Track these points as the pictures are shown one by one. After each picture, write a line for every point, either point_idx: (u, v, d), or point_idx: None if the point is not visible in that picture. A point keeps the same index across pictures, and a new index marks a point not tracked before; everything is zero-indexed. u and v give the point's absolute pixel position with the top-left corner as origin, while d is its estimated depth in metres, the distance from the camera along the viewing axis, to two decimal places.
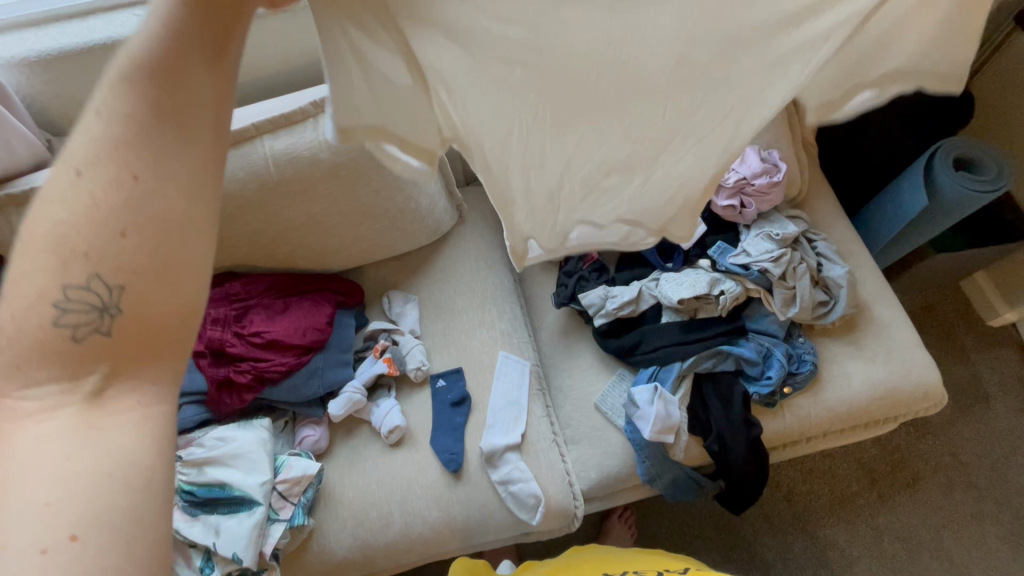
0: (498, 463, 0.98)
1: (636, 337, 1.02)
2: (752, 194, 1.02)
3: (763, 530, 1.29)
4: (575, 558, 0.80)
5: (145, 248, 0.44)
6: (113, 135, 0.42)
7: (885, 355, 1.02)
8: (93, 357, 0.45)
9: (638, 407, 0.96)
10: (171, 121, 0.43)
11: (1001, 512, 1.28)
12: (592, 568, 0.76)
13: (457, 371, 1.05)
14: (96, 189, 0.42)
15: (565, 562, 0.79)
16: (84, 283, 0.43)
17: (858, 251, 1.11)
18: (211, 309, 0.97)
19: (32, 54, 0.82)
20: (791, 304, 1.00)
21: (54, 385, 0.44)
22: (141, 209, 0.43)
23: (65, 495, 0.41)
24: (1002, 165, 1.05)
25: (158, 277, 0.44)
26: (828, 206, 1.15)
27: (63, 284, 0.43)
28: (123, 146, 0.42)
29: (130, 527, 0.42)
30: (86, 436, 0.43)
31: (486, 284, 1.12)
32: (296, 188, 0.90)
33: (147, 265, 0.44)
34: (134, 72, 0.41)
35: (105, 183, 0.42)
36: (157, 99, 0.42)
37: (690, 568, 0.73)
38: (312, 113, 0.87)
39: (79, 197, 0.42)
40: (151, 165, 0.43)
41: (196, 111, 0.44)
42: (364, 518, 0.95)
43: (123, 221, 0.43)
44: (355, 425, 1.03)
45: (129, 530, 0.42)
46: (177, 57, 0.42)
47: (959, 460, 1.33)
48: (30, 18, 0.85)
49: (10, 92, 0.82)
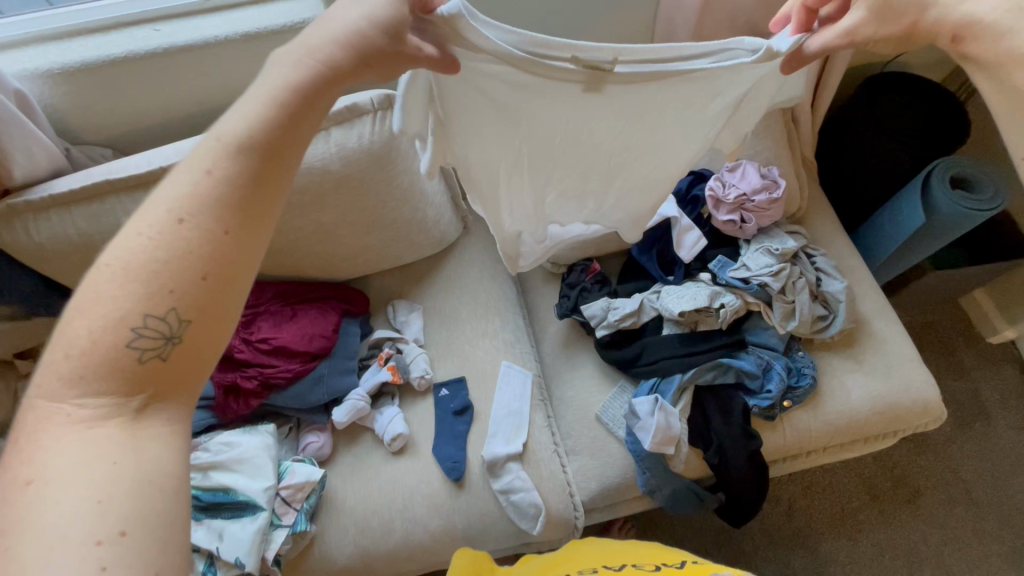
0: (499, 473, 0.98)
1: (636, 348, 1.04)
2: (753, 211, 1.04)
3: (763, 544, 1.29)
4: (574, 550, 0.79)
5: (218, 291, 0.45)
6: (217, 192, 0.45)
7: (884, 369, 1.04)
8: (149, 379, 0.44)
9: (639, 418, 0.97)
10: (264, 185, 0.48)
11: (1002, 530, 1.28)
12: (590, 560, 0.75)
13: (460, 380, 1.06)
14: (193, 237, 0.44)
15: (564, 554, 0.79)
16: (161, 314, 0.43)
17: (857, 266, 1.13)
18: None
19: (54, 66, 0.85)
20: (791, 318, 1.01)
21: (107, 399, 0.43)
22: (227, 256, 0.45)
23: (119, 491, 0.40)
24: (998, 184, 1.07)
25: (216, 313, 0.46)
26: (827, 222, 1.17)
27: (144, 313, 0.43)
28: (222, 203, 0.45)
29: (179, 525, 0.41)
30: (134, 440, 0.42)
31: (490, 295, 1.14)
32: (307, 198, 0.93)
33: (216, 302, 0.45)
34: (239, 143, 0.47)
35: (201, 233, 0.44)
36: (257, 165, 0.47)
37: (690, 562, 0.71)
38: (323, 125, 0.90)
39: (180, 247, 0.44)
40: (242, 221, 0.46)
41: (283, 174, 0.50)
42: (366, 525, 0.96)
43: (208, 265, 0.44)
44: (358, 433, 1.03)
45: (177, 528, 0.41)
46: (278, 135, 0.49)
47: (960, 477, 1.33)
48: (55, 32, 0.88)
49: (33, 102, 0.85)
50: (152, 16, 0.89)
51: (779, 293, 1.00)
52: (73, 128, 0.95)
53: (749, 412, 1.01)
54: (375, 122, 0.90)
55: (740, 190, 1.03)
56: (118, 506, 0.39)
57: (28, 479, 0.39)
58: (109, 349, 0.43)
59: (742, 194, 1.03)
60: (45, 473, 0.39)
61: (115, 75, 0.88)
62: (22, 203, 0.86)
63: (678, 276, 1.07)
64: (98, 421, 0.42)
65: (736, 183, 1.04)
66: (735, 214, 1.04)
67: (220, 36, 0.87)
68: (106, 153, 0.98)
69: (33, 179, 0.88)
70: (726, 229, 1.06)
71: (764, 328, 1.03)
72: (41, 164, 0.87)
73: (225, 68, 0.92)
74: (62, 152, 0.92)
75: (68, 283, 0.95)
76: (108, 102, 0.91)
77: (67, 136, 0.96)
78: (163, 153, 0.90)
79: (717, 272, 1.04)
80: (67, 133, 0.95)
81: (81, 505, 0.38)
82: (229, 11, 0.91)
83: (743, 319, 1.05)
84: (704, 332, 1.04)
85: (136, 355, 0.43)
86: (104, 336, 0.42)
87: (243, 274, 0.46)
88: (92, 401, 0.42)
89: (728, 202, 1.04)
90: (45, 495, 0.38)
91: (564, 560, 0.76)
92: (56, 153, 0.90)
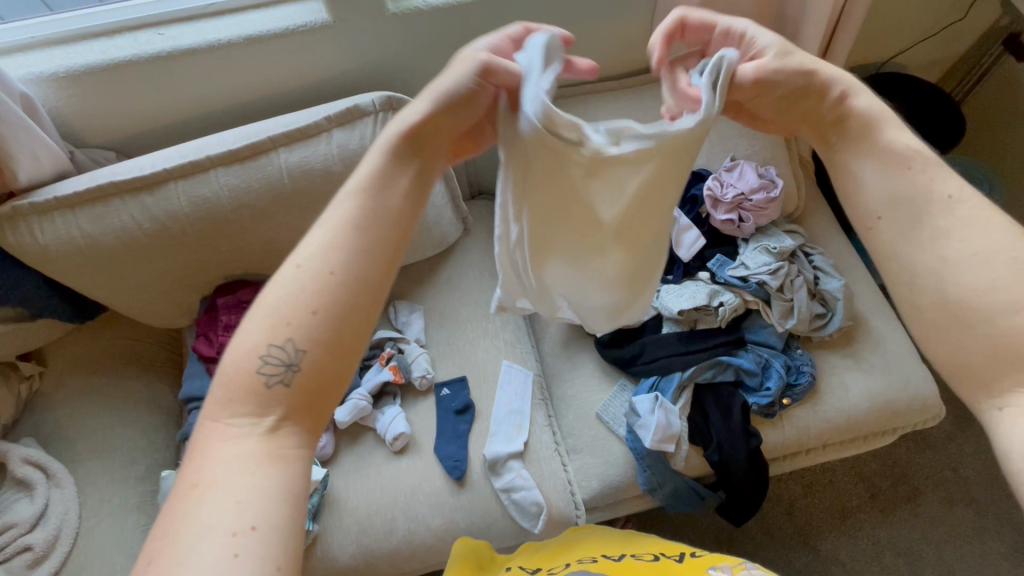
0: (501, 471, 0.99)
1: (636, 347, 1.04)
2: (751, 210, 1.05)
3: (764, 543, 1.29)
4: (573, 538, 0.82)
5: (328, 324, 0.46)
6: (329, 239, 0.48)
7: (882, 367, 1.04)
8: (273, 403, 0.45)
9: (640, 416, 0.98)
10: (375, 228, 0.49)
11: (1002, 528, 1.28)
12: (588, 548, 0.76)
13: (461, 380, 1.07)
14: (310, 278, 0.46)
15: (564, 542, 0.81)
16: (280, 343, 0.44)
17: (854, 265, 1.14)
18: (223, 316, 0.98)
19: (60, 70, 0.86)
20: (789, 316, 1.02)
21: (246, 418, 0.45)
22: (336, 295, 0.46)
23: (252, 497, 0.41)
24: (993, 184, 1.09)
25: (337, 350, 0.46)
26: (824, 221, 1.18)
27: (267, 342, 0.44)
28: (333, 247, 0.47)
29: (294, 534, 0.42)
30: (270, 458, 0.43)
31: (491, 295, 1.15)
32: (309, 199, 0.94)
33: (325, 337, 0.45)
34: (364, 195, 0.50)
35: (313, 275, 0.46)
36: (368, 210, 0.49)
37: (687, 552, 0.72)
38: (326, 127, 0.91)
39: (305, 289, 0.46)
40: (346, 262, 0.47)
41: (397, 217, 0.50)
42: (368, 525, 0.96)
43: (317, 301, 0.46)
44: (360, 432, 1.04)
45: (292, 538, 0.41)
46: (390, 182, 0.51)
47: (960, 475, 1.34)
48: (60, 36, 0.89)
49: (38, 105, 0.86)
50: (157, 20, 0.90)
51: (777, 291, 1.01)
52: (78, 132, 0.96)
53: (749, 410, 1.01)
54: (376, 124, 0.91)
55: (738, 189, 1.04)
56: (262, 511, 0.41)
57: (193, 483, 0.42)
58: (246, 372, 0.45)
59: (740, 194, 1.04)
60: (201, 479, 0.42)
61: (120, 79, 0.89)
62: (28, 205, 0.87)
63: (677, 275, 1.08)
64: (243, 434, 0.44)
65: (733, 182, 1.05)
66: (733, 213, 1.05)
67: (223, 40, 0.89)
68: (110, 156, 0.99)
69: (38, 181, 0.89)
70: (724, 228, 1.07)
71: (763, 326, 1.04)
72: (45, 167, 0.88)
73: (228, 71, 0.93)
74: (67, 155, 0.93)
75: (72, 284, 0.96)
76: (113, 105, 0.92)
77: (72, 139, 0.98)
78: (166, 155, 0.91)
79: (715, 271, 1.05)
80: (72, 136, 0.97)
81: (224, 505, 0.40)
82: (231, 15, 0.92)
83: (741, 317, 1.06)
84: (703, 330, 1.04)
85: (265, 379, 0.45)
86: (245, 364, 0.46)
87: (361, 314, 0.47)
88: (234, 420, 0.45)
89: (726, 201, 1.05)
90: (200, 495, 0.41)
91: (563, 546, 0.79)
92: (61, 156, 0.91)
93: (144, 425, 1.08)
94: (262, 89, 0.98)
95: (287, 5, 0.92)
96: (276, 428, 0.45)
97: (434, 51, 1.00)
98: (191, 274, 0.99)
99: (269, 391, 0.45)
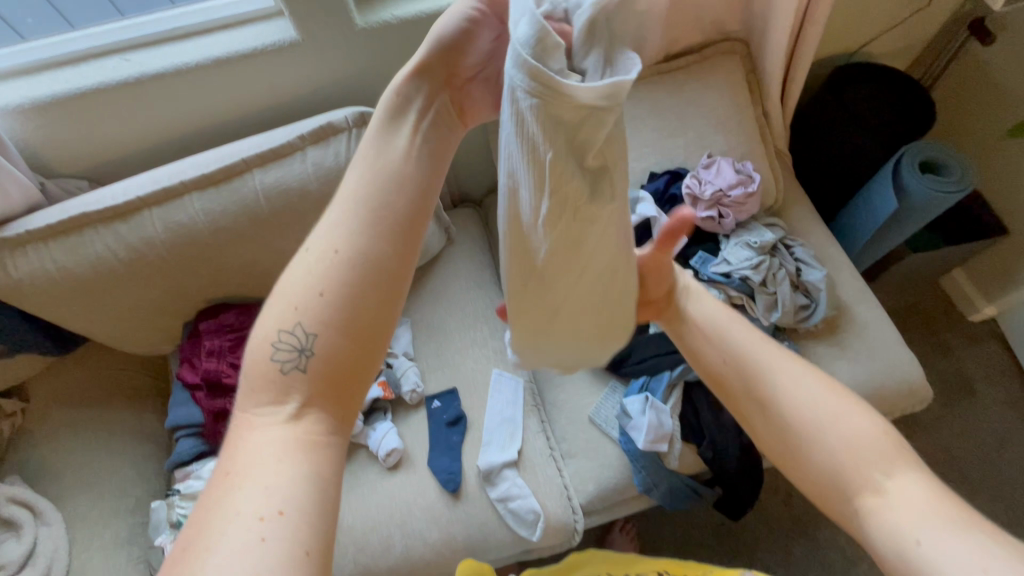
0: (496, 481, 0.98)
1: (625, 348, 1.05)
2: (730, 207, 1.05)
3: (764, 535, 1.29)
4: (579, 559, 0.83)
5: (337, 303, 0.44)
6: (340, 218, 0.46)
7: (868, 354, 1.05)
8: (290, 389, 0.44)
9: (631, 418, 0.99)
10: (386, 205, 0.47)
11: (996, 505, 1.30)
12: None
13: (452, 391, 1.06)
14: (320, 258, 0.44)
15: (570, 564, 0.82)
16: (290, 329, 0.43)
17: (836, 254, 1.15)
18: (206, 341, 0.97)
19: (26, 101, 0.85)
20: (774, 309, 1.03)
21: (267, 406, 0.44)
22: (345, 271, 0.44)
23: (277, 483, 0.40)
24: (966, 167, 1.11)
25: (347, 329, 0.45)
26: (804, 212, 1.19)
27: (276, 328, 0.44)
28: (341, 226, 0.45)
29: (320, 518, 0.40)
30: (295, 446, 0.42)
31: (478, 304, 1.15)
32: (287, 218, 0.93)
33: (337, 318, 0.44)
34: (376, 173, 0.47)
35: (321, 256, 0.44)
36: (378, 187, 0.47)
37: None
38: (299, 145, 0.90)
39: (314, 271, 0.44)
40: (354, 242, 0.45)
41: (408, 194, 0.47)
42: (365, 543, 0.95)
43: (322, 281, 0.44)
44: (353, 450, 1.03)
45: (319, 521, 0.40)
46: (399, 161, 0.48)
47: (952, 456, 1.35)
48: (23, 67, 0.88)
49: (5, 139, 0.85)
50: (123, 47, 0.89)
51: (761, 284, 1.02)
52: (48, 163, 0.95)
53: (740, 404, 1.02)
54: (351, 141, 0.91)
55: (716, 186, 1.04)
56: (290, 494, 0.40)
57: (227, 472, 0.42)
58: (261, 366, 0.45)
59: (719, 190, 1.04)
60: (230, 471, 0.42)
61: (88, 107, 0.88)
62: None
63: None
64: (266, 423, 0.43)
65: (711, 179, 1.05)
66: (712, 210, 1.05)
67: (191, 63, 0.88)
68: (83, 186, 0.98)
69: (9, 216, 0.88)
70: (705, 225, 1.07)
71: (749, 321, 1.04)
72: (16, 200, 0.87)
73: (198, 94, 0.92)
74: (38, 187, 0.91)
75: (50, 317, 0.94)
76: (83, 134, 0.91)
77: (43, 170, 0.96)
78: (139, 182, 0.90)
79: (698, 268, 1.05)
80: (42, 167, 0.95)
81: (247, 493, 0.40)
82: (197, 38, 0.91)
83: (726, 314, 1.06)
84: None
85: (279, 366, 0.44)
86: (260, 354, 0.45)
87: (380, 293, 0.45)
88: (259, 410, 0.44)
89: (705, 199, 1.05)
90: (228, 484, 0.41)
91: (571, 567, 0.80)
92: (32, 189, 0.89)
93: (133, 456, 1.06)
94: (233, 110, 0.97)
95: (252, 25, 0.92)
96: (300, 414, 0.44)
97: (405, 64, 1.00)
98: (172, 300, 0.98)
99: (285, 377, 0.44)
